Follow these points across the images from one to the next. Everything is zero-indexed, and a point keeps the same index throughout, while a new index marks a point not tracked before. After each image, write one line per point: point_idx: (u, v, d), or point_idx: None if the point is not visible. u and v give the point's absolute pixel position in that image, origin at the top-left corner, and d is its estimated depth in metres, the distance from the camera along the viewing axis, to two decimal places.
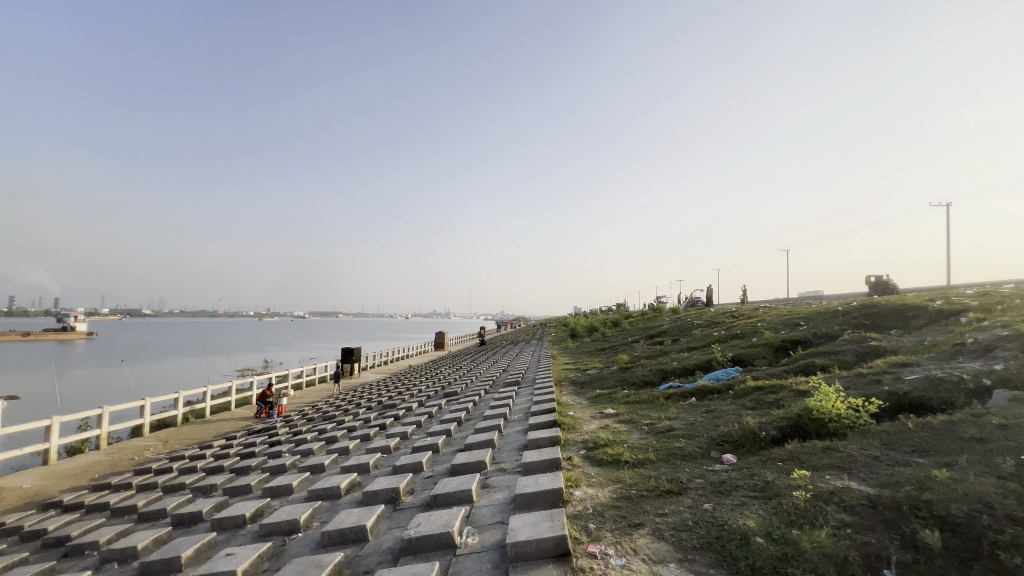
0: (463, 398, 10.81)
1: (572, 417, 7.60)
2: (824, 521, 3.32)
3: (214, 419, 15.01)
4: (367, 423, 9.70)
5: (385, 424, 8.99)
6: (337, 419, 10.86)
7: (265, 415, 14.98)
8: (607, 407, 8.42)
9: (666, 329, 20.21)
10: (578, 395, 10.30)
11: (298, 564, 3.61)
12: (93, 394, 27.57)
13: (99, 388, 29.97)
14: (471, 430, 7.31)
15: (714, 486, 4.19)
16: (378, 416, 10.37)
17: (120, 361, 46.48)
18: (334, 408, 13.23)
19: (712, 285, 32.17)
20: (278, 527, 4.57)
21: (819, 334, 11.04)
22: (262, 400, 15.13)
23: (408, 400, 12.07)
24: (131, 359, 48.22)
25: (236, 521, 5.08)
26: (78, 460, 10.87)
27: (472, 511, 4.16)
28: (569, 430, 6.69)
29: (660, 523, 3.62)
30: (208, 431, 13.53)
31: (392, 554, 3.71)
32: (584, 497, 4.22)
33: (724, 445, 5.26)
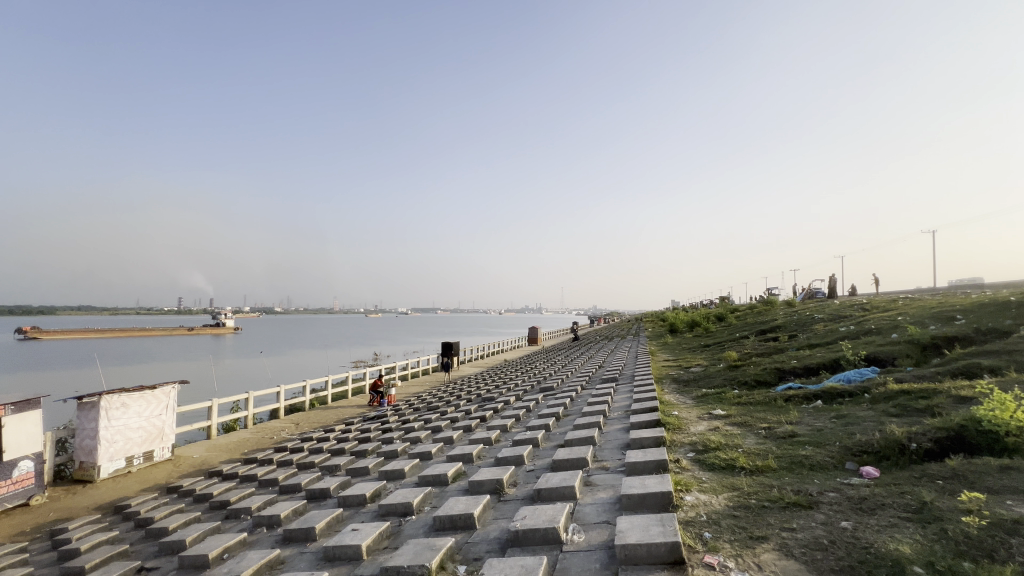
0: (560, 393, 10.79)
1: (677, 417, 7.21)
2: (1009, 556, 2.76)
3: (335, 406, 16.72)
4: (468, 415, 10.11)
5: (486, 416, 9.28)
6: (441, 410, 11.46)
7: (378, 403, 16.34)
8: (715, 407, 7.84)
9: (782, 323, 18.30)
10: (681, 394, 9.76)
11: (414, 545, 3.86)
12: (240, 381, 32.12)
13: (243, 375, 34.85)
14: (570, 426, 7.26)
15: (853, 502, 3.70)
16: (478, 408, 10.75)
17: (259, 353, 53.72)
18: (438, 399, 14.00)
19: (836, 275, 28.52)
20: (394, 509, 4.93)
21: (983, 331, 9.25)
22: (375, 390, 16.52)
23: (506, 393, 12.36)
24: (268, 351, 55.53)
25: (359, 499, 5.58)
26: (232, 437, 12.75)
27: (576, 508, 4.12)
28: (674, 430, 6.36)
29: (788, 539, 3.27)
30: (331, 417, 15.10)
31: (500, 544, 3.81)
32: (696, 503, 3.97)
33: (862, 456, 4.63)
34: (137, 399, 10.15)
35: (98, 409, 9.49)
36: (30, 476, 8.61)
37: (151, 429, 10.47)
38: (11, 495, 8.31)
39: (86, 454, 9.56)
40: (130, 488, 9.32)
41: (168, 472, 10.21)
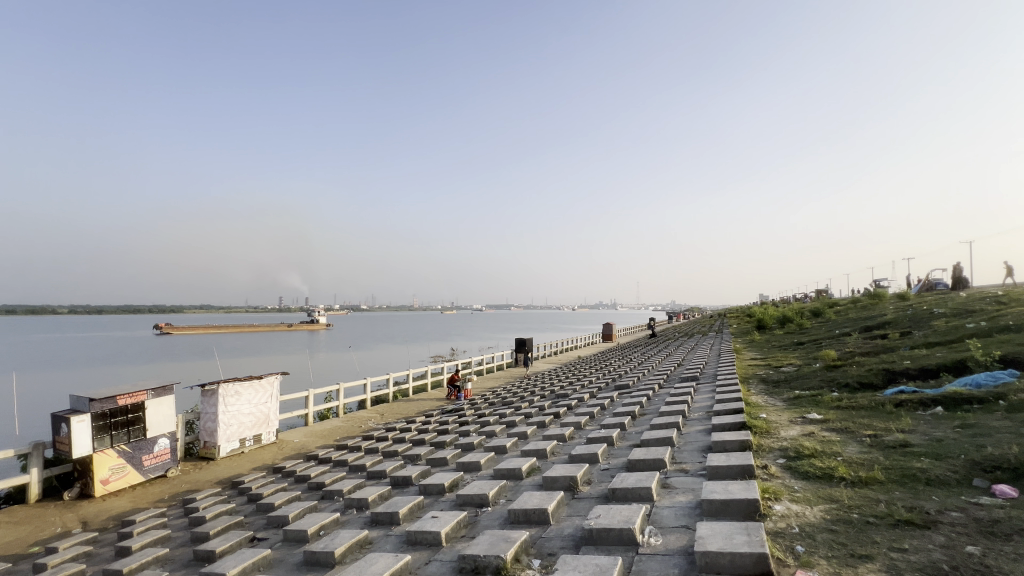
0: (636, 391, 10.48)
1: (765, 420, 6.72)
2: None
3: (416, 399, 17.61)
4: (542, 411, 10.17)
5: (559, 413, 9.27)
6: (515, 405, 11.64)
7: (455, 397, 16.95)
8: (811, 411, 7.19)
9: (892, 319, 16.31)
10: (770, 395, 9.05)
11: (489, 535, 3.97)
12: (332, 373, 34.91)
13: (334, 369, 37.72)
14: (646, 425, 7.04)
15: (983, 525, 3.22)
16: (552, 405, 10.76)
17: (348, 348, 57.87)
18: (512, 394, 14.22)
19: (961, 263, 24.85)
20: (471, 499, 5.10)
21: None
22: (452, 384, 17.16)
23: (579, 391, 12.26)
24: (356, 346, 59.74)
25: (438, 488, 5.85)
26: (326, 424, 13.91)
27: (653, 510, 4.00)
28: (762, 434, 5.93)
29: (898, 561, 2.92)
30: (412, 409, 15.92)
31: (574, 541, 3.80)
32: (787, 513, 3.67)
33: (995, 473, 4.01)
34: (247, 388, 11.40)
35: (217, 395, 10.80)
36: (167, 452, 9.99)
37: (259, 414, 11.71)
38: (153, 467, 9.73)
39: (209, 435, 10.90)
40: (243, 467, 10.52)
41: (274, 454, 11.39)
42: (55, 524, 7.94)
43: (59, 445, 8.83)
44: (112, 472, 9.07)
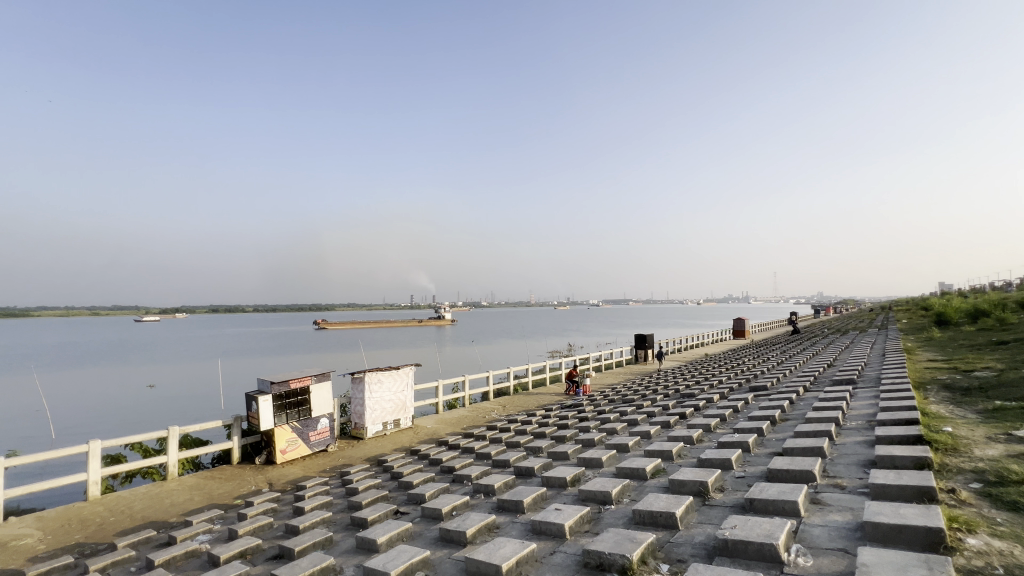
0: (776, 393, 9.43)
1: (951, 434, 5.56)
2: None
3: (535, 392, 18.03)
4: (666, 411, 9.71)
5: (686, 413, 8.75)
6: (636, 403, 11.29)
7: (573, 392, 16.99)
8: (1019, 427, 5.77)
9: None
10: (958, 405, 7.46)
11: (614, 534, 3.92)
12: (458, 366, 37.28)
13: (460, 362, 40.30)
14: (790, 431, 6.30)
15: None
16: (676, 404, 10.22)
17: (472, 342, 61.24)
18: (633, 392, 13.79)
19: None
20: (594, 496, 5.08)
21: None
22: (570, 379, 17.24)
23: (708, 390, 11.44)
24: (478, 341, 62.98)
25: (561, 482, 5.93)
26: (454, 413, 14.96)
27: (800, 526, 3.58)
28: (947, 452, 4.93)
29: None
30: (532, 402, 16.35)
31: (707, 551, 3.57)
32: (986, 550, 3.01)
33: None
34: (388, 376, 12.75)
35: (364, 382, 12.28)
36: (327, 430, 11.63)
37: (398, 401, 13.03)
38: (317, 442, 11.41)
39: (358, 417, 12.44)
40: (386, 447, 11.82)
41: (411, 438, 12.61)
42: (250, 483, 9.78)
43: (251, 418, 10.83)
44: (288, 444, 10.90)
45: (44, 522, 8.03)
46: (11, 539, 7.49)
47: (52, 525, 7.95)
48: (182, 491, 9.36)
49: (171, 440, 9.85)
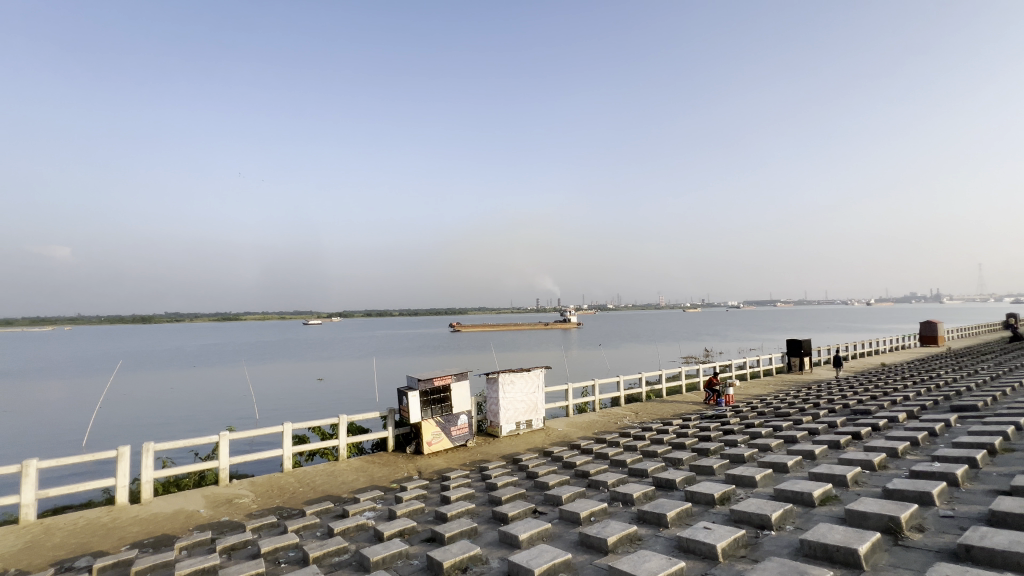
0: (992, 415, 7.54)
1: None
2: None
3: (671, 400, 17.05)
4: (833, 428, 8.40)
5: (861, 432, 7.47)
6: (793, 418, 9.99)
7: (714, 402, 15.68)
8: None
9: None
10: None
11: (778, 564, 3.50)
12: (586, 370, 37.05)
13: (587, 366, 39.86)
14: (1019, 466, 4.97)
15: None
16: (846, 422, 8.79)
17: (598, 346, 60.18)
18: (788, 404, 12.23)
19: None
20: (750, 519, 4.60)
21: None
22: (709, 388, 15.96)
23: (889, 407, 9.61)
24: (605, 345, 61.70)
25: (708, 498, 5.51)
26: (584, 416, 14.87)
27: None
28: None
29: None
30: (668, 411, 15.49)
31: None
32: None
33: None
34: (520, 377, 13.19)
35: (498, 382, 12.87)
36: (466, 426, 12.45)
37: (530, 402, 13.39)
38: (458, 437, 12.28)
39: (493, 415, 13.08)
40: (519, 447, 12.22)
41: (542, 439, 12.85)
42: (403, 469, 10.92)
43: (402, 411, 12.09)
44: (433, 436, 11.92)
45: (254, 487, 9.94)
46: (234, 497, 9.42)
47: (260, 490, 9.80)
48: (351, 471, 10.83)
49: (341, 426, 11.46)
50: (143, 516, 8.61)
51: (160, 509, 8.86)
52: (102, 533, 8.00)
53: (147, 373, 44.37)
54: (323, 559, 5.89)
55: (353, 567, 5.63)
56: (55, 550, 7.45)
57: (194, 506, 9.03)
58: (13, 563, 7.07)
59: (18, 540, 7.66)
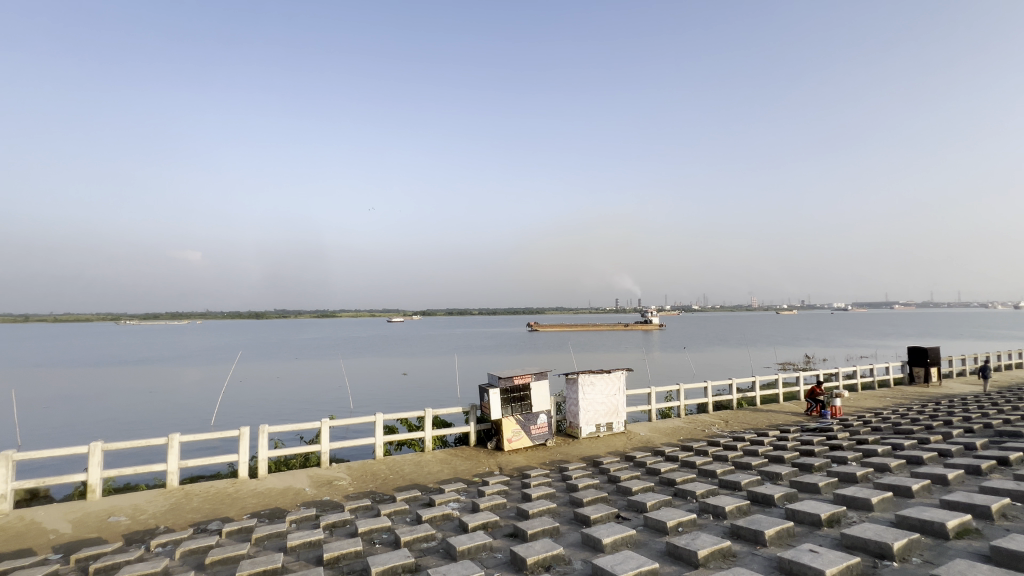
0: None
1: None
2: None
3: (765, 409, 15.77)
4: (971, 451, 7.27)
5: (1008, 458, 6.39)
6: (917, 435, 8.80)
7: (818, 414, 14.29)
8: None
9: None
10: None
11: None
12: (669, 374, 35.49)
13: (671, 369, 38.13)
14: None
15: None
16: (987, 444, 7.57)
17: (682, 349, 57.26)
18: (910, 420, 10.79)
19: None
20: (866, 546, 4.14)
21: None
22: (811, 397, 14.58)
23: None
24: (691, 348, 58.56)
25: (813, 519, 5.04)
26: (668, 422, 14.25)
27: None
28: None
29: None
30: (762, 420, 14.36)
31: None
32: None
33: None
34: (600, 378, 12.97)
35: (578, 383, 12.75)
36: (546, 425, 12.50)
37: (610, 405, 13.12)
38: (537, 435, 12.36)
39: (573, 416, 12.99)
40: (600, 449, 12.02)
41: (624, 443, 12.52)
42: (484, 464, 11.22)
43: (483, 407, 12.43)
44: (514, 434, 12.11)
45: (351, 471, 10.78)
46: (334, 479, 10.29)
47: (356, 474, 10.61)
48: (437, 462, 11.34)
49: (426, 419, 12.05)
50: (259, 489, 9.70)
51: (273, 485, 9.92)
52: (228, 501, 9.14)
53: (262, 362, 49.96)
54: (413, 543, 6.25)
55: (440, 554, 5.91)
56: (192, 513, 8.65)
57: (301, 484, 10.01)
58: (162, 521, 8.32)
59: (165, 501, 9.00)
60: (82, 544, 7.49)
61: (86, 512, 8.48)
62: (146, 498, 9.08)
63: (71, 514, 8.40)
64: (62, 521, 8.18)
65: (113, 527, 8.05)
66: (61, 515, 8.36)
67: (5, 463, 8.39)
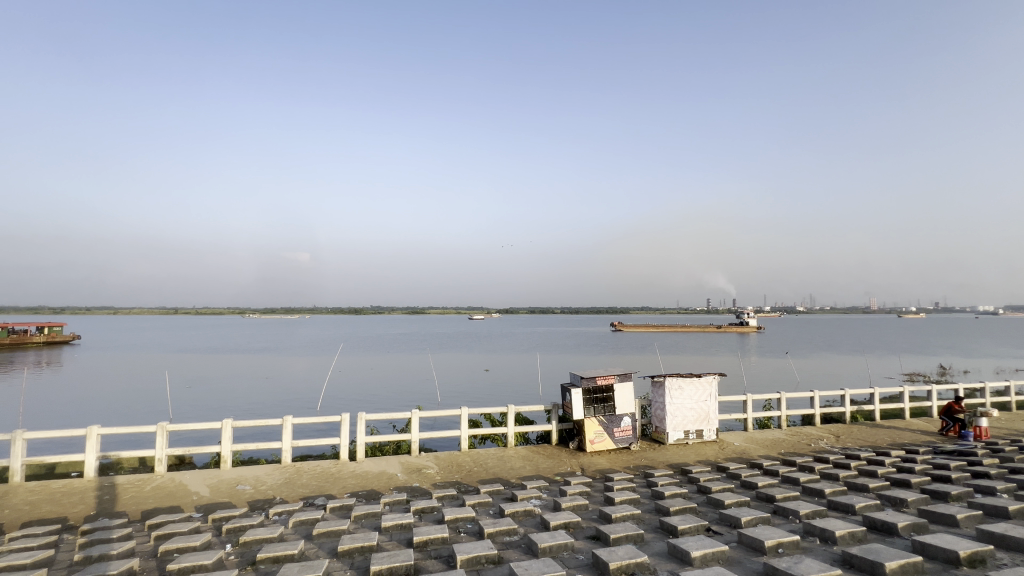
0: None
1: None
2: None
3: (887, 425, 13.92)
4: None
5: None
6: None
7: (955, 435, 12.38)
8: None
9: None
10: None
11: None
12: (768, 380, 32.67)
13: (771, 376, 35.06)
14: None
15: None
16: None
17: (784, 354, 52.38)
18: None
19: None
20: None
21: None
22: (947, 415, 12.69)
23: None
24: (794, 353, 53.40)
25: (948, 555, 4.36)
26: (766, 433, 13.12)
27: None
28: None
29: None
30: (883, 438, 12.69)
31: None
32: None
33: None
34: (688, 383, 12.33)
35: (664, 387, 12.22)
36: (630, 428, 12.13)
37: (700, 411, 12.39)
38: (621, 438, 12.04)
39: (659, 421, 12.47)
40: (688, 457, 11.40)
41: (715, 452, 11.75)
42: (566, 464, 11.17)
43: (565, 407, 12.38)
44: (596, 435, 11.90)
45: (438, 460, 11.31)
46: (423, 467, 10.87)
47: (443, 464, 11.12)
48: (519, 458, 11.50)
49: (509, 415, 12.27)
50: (358, 471, 10.55)
51: (370, 468, 10.72)
52: (332, 480, 10.05)
53: (360, 355, 54.11)
54: (496, 536, 6.41)
55: (522, 549, 6.00)
56: (302, 488, 9.64)
57: (393, 470, 10.71)
58: (277, 493, 9.38)
59: (281, 475, 10.13)
60: (217, 506, 8.69)
61: (220, 479, 9.83)
62: (265, 471, 10.29)
63: (208, 480, 9.78)
64: (202, 485, 9.55)
65: (240, 494, 9.24)
66: (201, 480, 9.77)
67: (162, 432, 9.99)
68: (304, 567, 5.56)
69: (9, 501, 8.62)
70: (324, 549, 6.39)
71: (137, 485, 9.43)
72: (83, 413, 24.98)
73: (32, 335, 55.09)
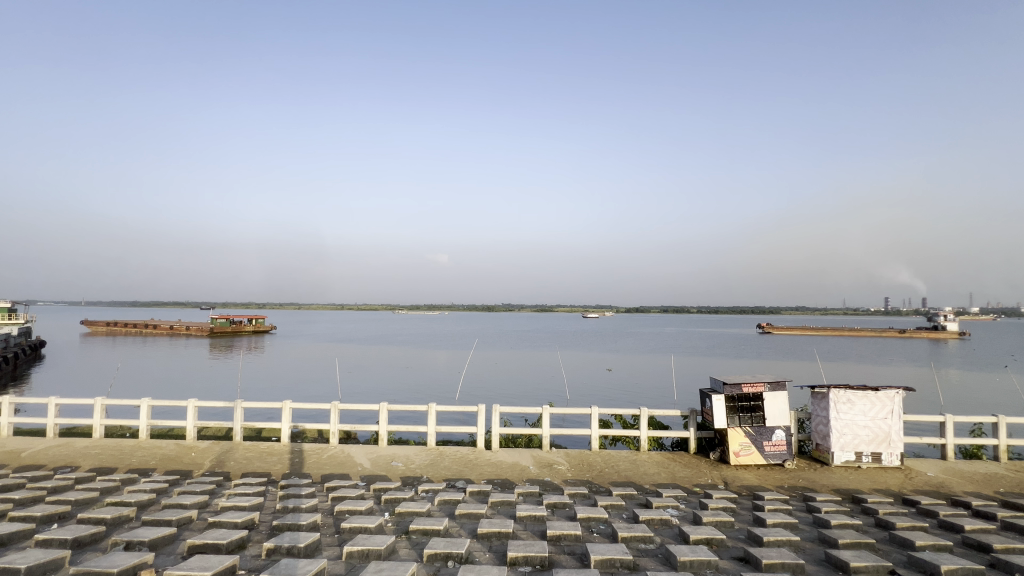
0: None
1: None
2: None
3: None
4: None
5: None
6: None
7: None
8: None
9: None
10: None
11: None
12: (975, 400, 26.24)
13: (980, 394, 28.16)
14: None
15: None
16: None
17: (998, 367, 41.60)
18: None
19: None
20: None
21: None
22: None
23: None
24: (1012, 366, 42.24)
25: None
26: (976, 465, 10.51)
27: None
28: None
29: None
30: None
31: None
32: None
33: None
34: (861, 398, 10.52)
35: (829, 400, 10.57)
36: (783, 443, 10.73)
37: (877, 431, 10.47)
38: (773, 454, 10.71)
39: (822, 438, 10.82)
40: (861, 484, 9.71)
41: (899, 482, 9.80)
42: (707, 475, 10.37)
43: (705, 414, 11.45)
44: (742, 447, 10.76)
45: (568, 457, 11.37)
46: (554, 462, 11.05)
47: (573, 461, 11.14)
48: (653, 464, 10.99)
49: (642, 417, 11.76)
50: (493, 460, 11.15)
51: (504, 459, 11.25)
52: (470, 466, 10.79)
53: (493, 350, 57.32)
54: (631, 541, 6.24)
55: (659, 559, 5.73)
56: (445, 470, 10.53)
57: (526, 462, 11.07)
58: (424, 472, 10.40)
59: (427, 457, 11.19)
60: (377, 478, 9.99)
61: (378, 454, 11.23)
62: (414, 451, 11.46)
63: (370, 454, 11.25)
64: (365, 458, 11.02)
65: (394, 470, 10.45)
66: (364, 453, 11.26)
67: (335, 410, 11.71)
68: (449, 543, 6.07)
69: (234, 455, 10.99)
70: (466, 529, 6.91)
71: (318, 452, 11.24)
72: (280, 390, 30.76)
73: (247, 326, 69.57)
